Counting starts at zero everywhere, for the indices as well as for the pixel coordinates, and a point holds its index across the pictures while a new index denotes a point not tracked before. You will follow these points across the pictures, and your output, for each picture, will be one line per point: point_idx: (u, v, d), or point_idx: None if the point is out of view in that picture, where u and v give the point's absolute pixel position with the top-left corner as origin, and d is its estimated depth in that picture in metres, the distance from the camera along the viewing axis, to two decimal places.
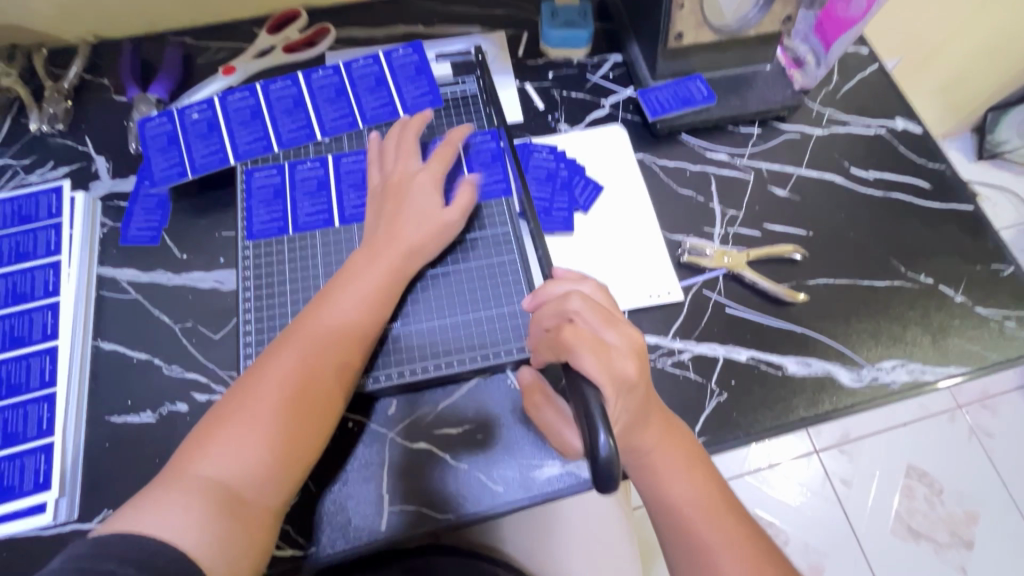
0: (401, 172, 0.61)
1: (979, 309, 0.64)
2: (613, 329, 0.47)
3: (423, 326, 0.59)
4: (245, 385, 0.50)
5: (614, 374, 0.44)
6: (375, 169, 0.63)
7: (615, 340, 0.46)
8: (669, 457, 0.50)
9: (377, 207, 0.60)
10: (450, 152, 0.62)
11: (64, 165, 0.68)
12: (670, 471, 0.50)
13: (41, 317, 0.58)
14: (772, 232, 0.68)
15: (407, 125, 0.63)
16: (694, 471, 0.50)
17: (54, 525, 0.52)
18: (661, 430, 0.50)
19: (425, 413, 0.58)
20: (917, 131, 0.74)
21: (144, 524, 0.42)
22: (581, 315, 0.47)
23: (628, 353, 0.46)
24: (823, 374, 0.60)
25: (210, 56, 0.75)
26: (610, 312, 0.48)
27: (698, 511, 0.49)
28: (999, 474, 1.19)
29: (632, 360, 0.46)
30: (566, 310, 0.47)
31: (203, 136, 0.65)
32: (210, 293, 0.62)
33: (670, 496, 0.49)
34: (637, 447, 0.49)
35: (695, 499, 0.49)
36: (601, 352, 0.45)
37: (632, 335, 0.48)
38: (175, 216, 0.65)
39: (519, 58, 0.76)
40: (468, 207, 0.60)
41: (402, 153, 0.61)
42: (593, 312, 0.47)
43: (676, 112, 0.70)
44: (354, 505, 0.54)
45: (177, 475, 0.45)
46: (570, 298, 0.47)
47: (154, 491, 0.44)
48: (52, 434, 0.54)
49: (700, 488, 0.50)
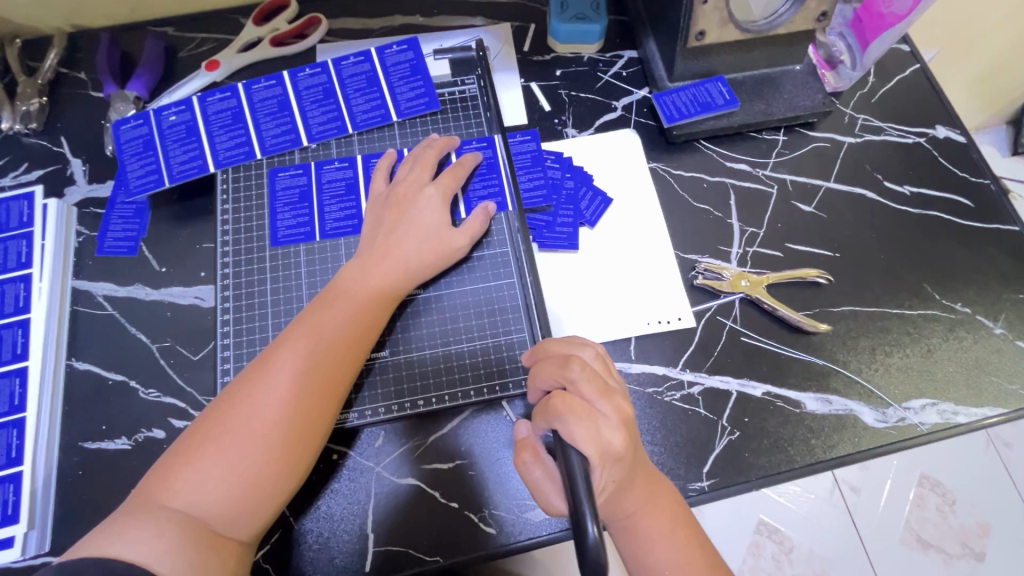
0: (413, 185, 0.57)
1: (1019, 343, 0.59)
2: (607, 401, 0.45)
3: (413, 356, 0.55)
4: (232, 398, 0.46)
5: (602, 444, 0.42)
6: (381, 181, 0.58)
7: (605, 411, 0.44)
8: (651, 516, 0.46)
9: (378, 216, 0.56)
10: (461, 171, 0.58)
11: (38, 168, 0.64)
12: (653, 531, 0.46)
13: (11, 334, 0.55)
14: (795, 252, 0.62)
15: (430, 146, 0.59)
16: (678, 531, 0.46)
17: (23, 558, 0.49)
18: (644, 491, 0.46)
19: (417, 445, 0.54)
20: (959, 140, 0.68)
21: (116, 552, 0.39)
22: (577, 385, 0.45)
23: (617, 423, 0.44)
24: (845, 413, 0.56)
25: (193, 49, 0.70)
26: (605, 382, 0.46)
27: (680, 573, 0.45)
28: (1016, 487, 1.11)
29: (621, 431, 0.43)
30: (565, 376, 0.45)
31: (182, 141, 0.60)
32: (189, 310, 0.58)
33: (652, 557, 0.45)
34: (619, 507, 0.46)
35: (678, 562, 0.45)
36: (591, 420, 0.42)
37: (623, 408, 0.46)
38: (153, 226, 0.61)
39: (525, 53, 0.70)
40: (479, 234, 0.57)
41: (419, 167, 0.57)
42: (590, 382, 0.45)
43: (695, 117, 0.64)
44: (337, 543, 0.51)
45: (149, 504, 0.42)
46: (571, 364, 0.45)
47: (128, 516, 0.41)
48: (22, 462, 0.51)
49: (685, 550, 0.46)
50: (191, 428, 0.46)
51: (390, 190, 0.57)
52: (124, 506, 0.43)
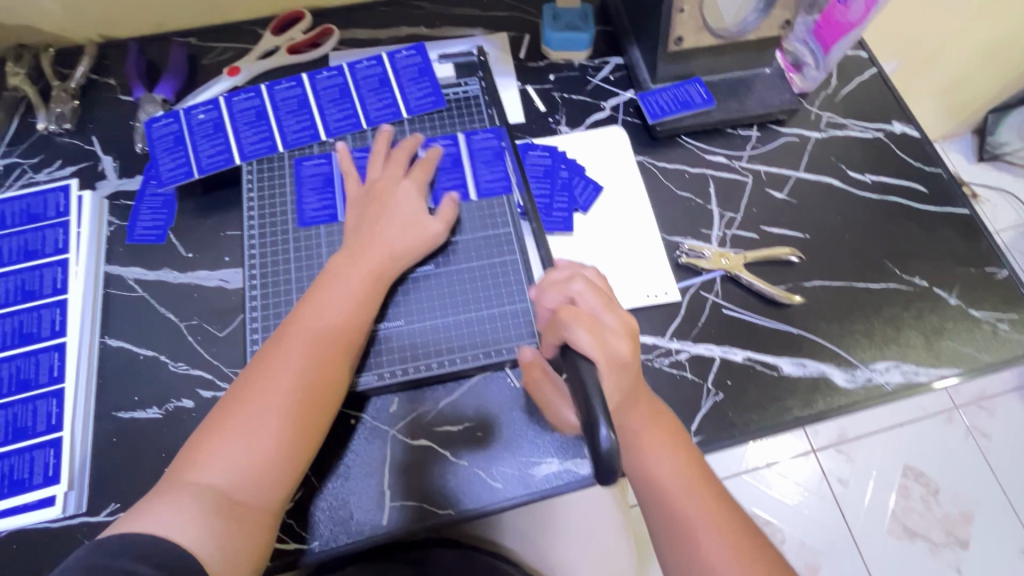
0: (391, 180, 0.63)
1: (972, 312, 0.65)
2: (611, 314, 0.49)
3: (425, 325, 0.60)
4: (242, 386, 0.51)
5: (608, 351, 0.47)
6: (354, 179, 0.64)
7: (610, 322, 0.49)
8: (653, 433, 0.51)
9: (364, 210, 0.61)
10: (428, 163, 0.64)
11: (71, 164, 0.69)
12: (655, 448, 0.51)
13: (49, 313, 0.59)
14: (769, 234, 0.69)
15: (402, 146, 0.65)
16: (678, 450, 0.51)
17: (62, 517, 0.53)
18: (647, 410, 0.52)
19: (427, 410, 0.59)
20: (914, 135, 0.75)
21: (146, 529, 0.43)
22: (581, 299, 0.50)
23: (621, 334, 0.49)
24: (818, 374, 0.61)
25: (215, 57, 0.76)
26: (608, 297, 0.51)
27: (680, 486, 0.50)
28: (993, 471, 1.16)
29: (626, 341, 0.49)
30: (570, 292, 0.51)
31: (209, 137, 0.66)
32: (214, 291, 0.63)
33: (655, 473, 0.50)
34: (623, 423, 0.51)
35: (676, 474, 0.50)
36: (595, 329, 0.47)
37: (627, 319, 0.50)
38: (180, 216, 0.66)
39: (521, 60, 0.77)
40: (452, 219, 0.62)
41: (392, 163, 0.64)
42: (594, 296, 0.50)
43: (676, 115, 0.71)
44: (356, 500, 0.55)
45: (175, 483, 0.46)
46: (574, 282, 0.51)
47: (153, 499, 0.45)
48: (61, 429, 0.55)
49: (683, 466, 0.51)
50: (204, 421, 0.50)
51: (368, 184, 0.63)
52: (149, 492, 0.47)
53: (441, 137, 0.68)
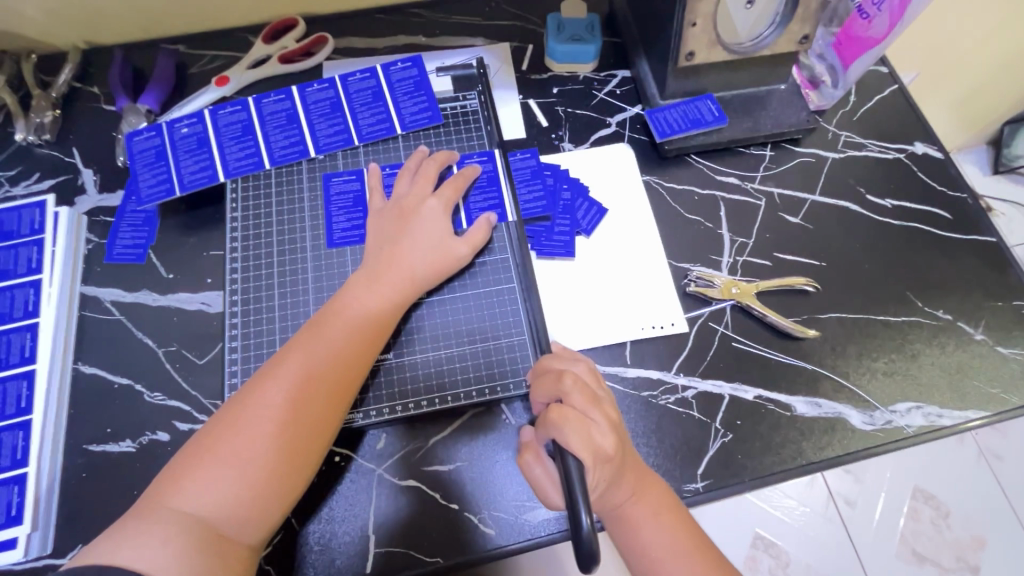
0: (417, 197, 0.59)
1: (1000, 349, 0.61)
2: (597, 409, 0.47)
3: (416, 359, 0.57)
4: (240, 404, 0.47)
5: (596, 449, 0.45)
6: (377, 198, 0.60)
7: (597, 418, 0.47)
8: (639, 506, 0.48)
9: (382, 227, 0.58)
10: (461, 183, 0.61)
11: (50, 178, 0.66)
12: (642, 520, 0.48)
13: (20, 338, 0.56)
14: (783, 261, 0.65)
15: (432, 159, 0.61)
16: (664, 516, 0.48)
17: (26, 560, 0.50)
18: (633, 481, 0.48)
19: (415, 448, 0.55)
20: (938, 156, 0.71)
21: (123, 557, 0.40)
22: (570, 396, 0.47)
23: (608, 428, 0.47)
24: (834, 416, 0.58)
25: (204, 65, 0.73)
26: (595, 391, 0.49)
27: (670, 557, 0.47)
28: (1007, 498, 1.10)
29: (613, 435, 0.46)
30: (558, 390, 0.48)
31: (193, 152, 0.63)
32: (195, 315, 0.59)
33: (642, 544, 0.48)
34: (609, 500, 0.48)
35: (665, 545, 0.47)
36: (583, 425, 0.45)
37: (611, 413, 0.48)
38: (162, 234, 0.63)
39: (523, 72, 0.73)
40: (480, 243, 0.59)
41: (420, 180, 0.60)
42: (581, 393, 0.47)
43: (686, 133, 0.67)
44: (339, 544, 0.52)
45: (159, 507, 0.43)
46: (563, 378, 0.48)
47: (134, 522, 0.42)
48: (27, 464, 0.52)
49: (672, 534, 0.48)
50: (197, 436, 0.47)
51: (390, 203, 0.60)
52: (131, 511, 0.43)
53: (473, 153, 0.65)
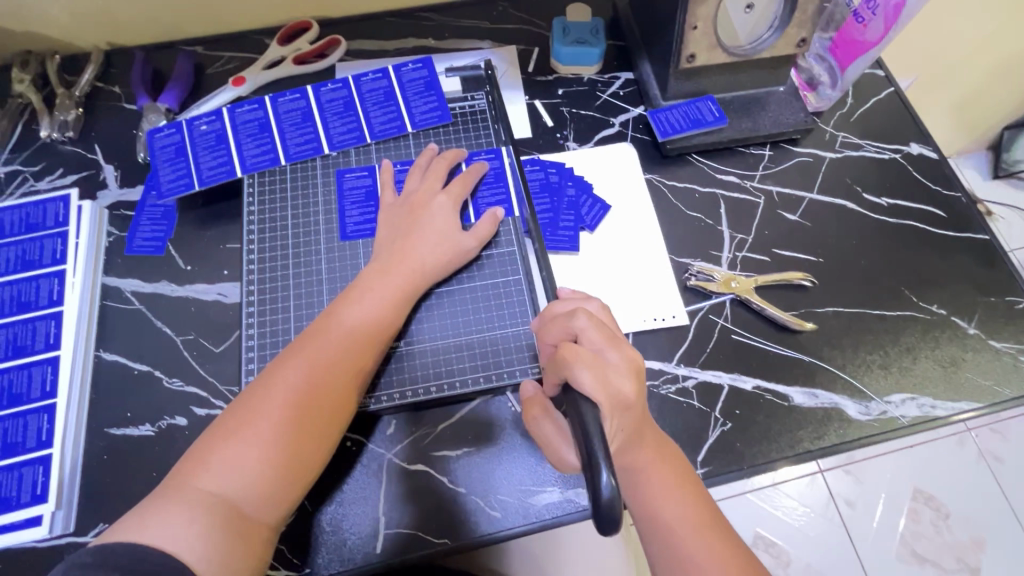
0: (427, 192, 0.61)
1: (992, 343, 0.63)
2: (615, 350, 0.48)
3: (426, 348, 0.58)
4: (260, 389, 0.50)
5: (611, 390, 0.45)
6: (389, 193, 0.63)
7: (614, 360, 0.48)
8: (659, 473, 0.50)
9: (394, 221, 0.61)
10: (469, 180, 0.63)
11: (73, 173, 0.68)
12: (660, 487, 0.49)
13: (44, 326, 0.58)
14: (781, 257, 0.67)
15: (442, 157, 0.64)
16: (685, 488, 0.50)
17: (50, 537, 0.52)
18: (654, 449, 0.50)
19: (424, 434, 0.57)
20: (933, 156, 0.73)
21: (149, 534, 0.42)
22: (585, 334, 0.49)
23: (626, 371, 0.47)
24: (831, 406, 0.59)
25: (220, 66, 0.75)
26: (612, 332, 0.50)
27: (685, 523, 0.49)
28: (1007, 498, 1.11)
29: (630, 379, 0.47)
30: (572, 329, 0.49)
31: (211, 148, 0.65)
32: (212, 305, 0.62)
33: (662, 512, 0.49)
34: (629, 460, 0.49)
35: (683, 515, 0.49)
36: (599, 365, 0.46)
37: (632, 358, 0.49)
38: (180, 227, 0.65)
39: (529, 74, 0.75)
40: (488, 236, 0.61)
41: (430, 176, 0.62)
42: (597, 332, 0.49)
43: (687, 132, 0.70)
44: (350, 526, 0.54)
45: (182, 486, 0.45)
46: (577, 316, 0.50)
47: (159, 501, 0.44)
48: (52, 446, 0.54)
49: (687, 502, 0.50)
50: (218, 420, 0.49)
51: (402, 198, 0.62)
52: (155, 491, 0.45)
53: (481, 150, 0.67)
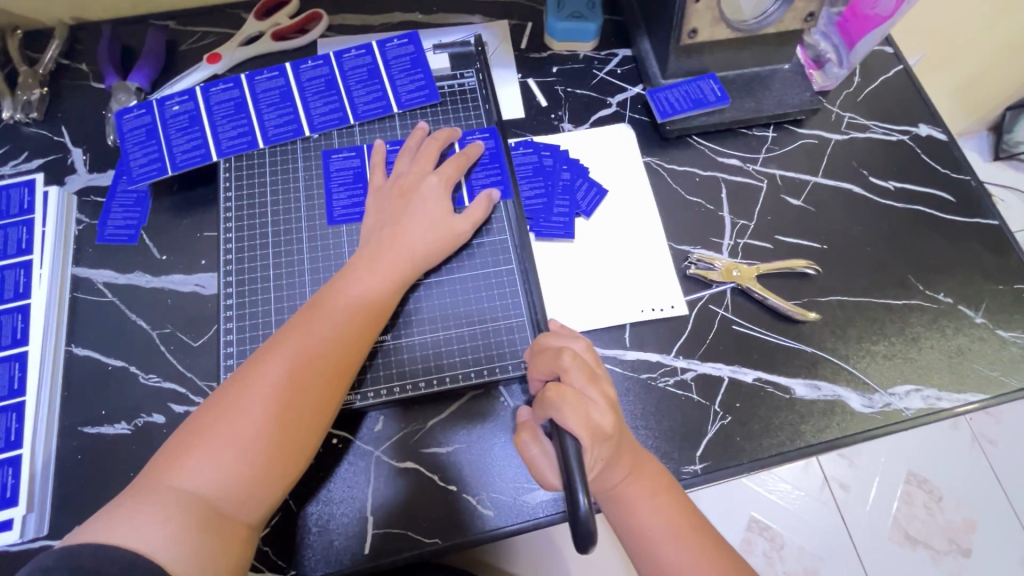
0: (416, 176, 0.58)
1: (1000, 332, 0.61)
2: (596, 388, 0.48)
3: (414, 341, 0.56)
4: (240, 382, 0.47)
5: (594, 427, 0.45)
6: (377, 175, 0.60)
7: (596, 396, 0.47)
8: (637, 485, 0.48)
9: (381, 206, 0.58)
10: (462, 162, 0.60)
11: (39, 157, 0.64)
12: (638, 499, 0.48)
13: (10, 320, 0.55)
14: (785, 244, 0.64)
15: (434, 138, 0.60)
16: (660, 496, 0.48)
17: (22, 541, 0.50)
18: (629, 463, 0.48)
19: (413, 430, 0.55)
20: (942, 138, 0.70)
21: (119, 537, 0.39)
22: (569, 374, 0.48)
23: (607, 407, 0.47)
24: (834, 399, 0.57)
25: (194, 42, 0.71)
26: (594, 372, 0.49)
27: (666, 534, 0.47)
28: (1000, 483, 1.10)
29: (612, 414, 0.47)
30: (557, 366, 0.48)
31: (184, 130, 0.61)
32: (189, 297, 0.59)
33: (639, 523, 0.48)
34: (605, 480, 0.48)
35: (662, 522, 0.47)
36: (580, 403, 0.46)
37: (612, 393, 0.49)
38: (154, 215, 0.61)
39: (522, 50, 0.71)
40: (481, 220, 0.58)
41: (421, 158, 0.59)
42: (580, 371, 0.48)
43: (687, 113, 0.66)
44: (336, 526, 0.52)
45: (157, 485, 0.42)
46: (562, 354, 0.48)
47: (130, 501, 0.41)
48: (22, 446, 0.51)
49: (667, 512, 0.48)
50: (194, 415, 0.46)
51: (390, 181, 0.59)
52: (125, 491, 0.43)
53: (474, 130, 0.64)
